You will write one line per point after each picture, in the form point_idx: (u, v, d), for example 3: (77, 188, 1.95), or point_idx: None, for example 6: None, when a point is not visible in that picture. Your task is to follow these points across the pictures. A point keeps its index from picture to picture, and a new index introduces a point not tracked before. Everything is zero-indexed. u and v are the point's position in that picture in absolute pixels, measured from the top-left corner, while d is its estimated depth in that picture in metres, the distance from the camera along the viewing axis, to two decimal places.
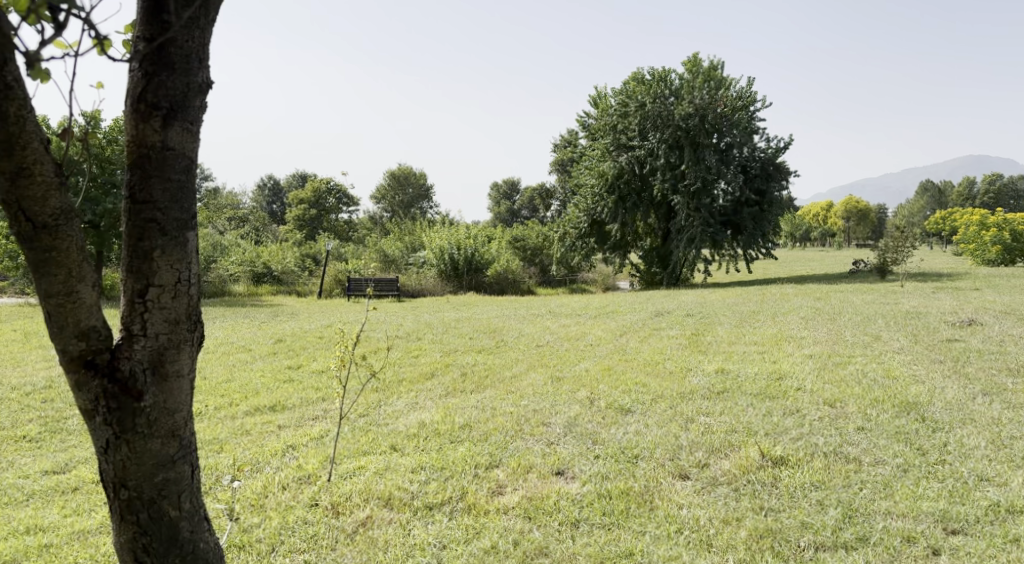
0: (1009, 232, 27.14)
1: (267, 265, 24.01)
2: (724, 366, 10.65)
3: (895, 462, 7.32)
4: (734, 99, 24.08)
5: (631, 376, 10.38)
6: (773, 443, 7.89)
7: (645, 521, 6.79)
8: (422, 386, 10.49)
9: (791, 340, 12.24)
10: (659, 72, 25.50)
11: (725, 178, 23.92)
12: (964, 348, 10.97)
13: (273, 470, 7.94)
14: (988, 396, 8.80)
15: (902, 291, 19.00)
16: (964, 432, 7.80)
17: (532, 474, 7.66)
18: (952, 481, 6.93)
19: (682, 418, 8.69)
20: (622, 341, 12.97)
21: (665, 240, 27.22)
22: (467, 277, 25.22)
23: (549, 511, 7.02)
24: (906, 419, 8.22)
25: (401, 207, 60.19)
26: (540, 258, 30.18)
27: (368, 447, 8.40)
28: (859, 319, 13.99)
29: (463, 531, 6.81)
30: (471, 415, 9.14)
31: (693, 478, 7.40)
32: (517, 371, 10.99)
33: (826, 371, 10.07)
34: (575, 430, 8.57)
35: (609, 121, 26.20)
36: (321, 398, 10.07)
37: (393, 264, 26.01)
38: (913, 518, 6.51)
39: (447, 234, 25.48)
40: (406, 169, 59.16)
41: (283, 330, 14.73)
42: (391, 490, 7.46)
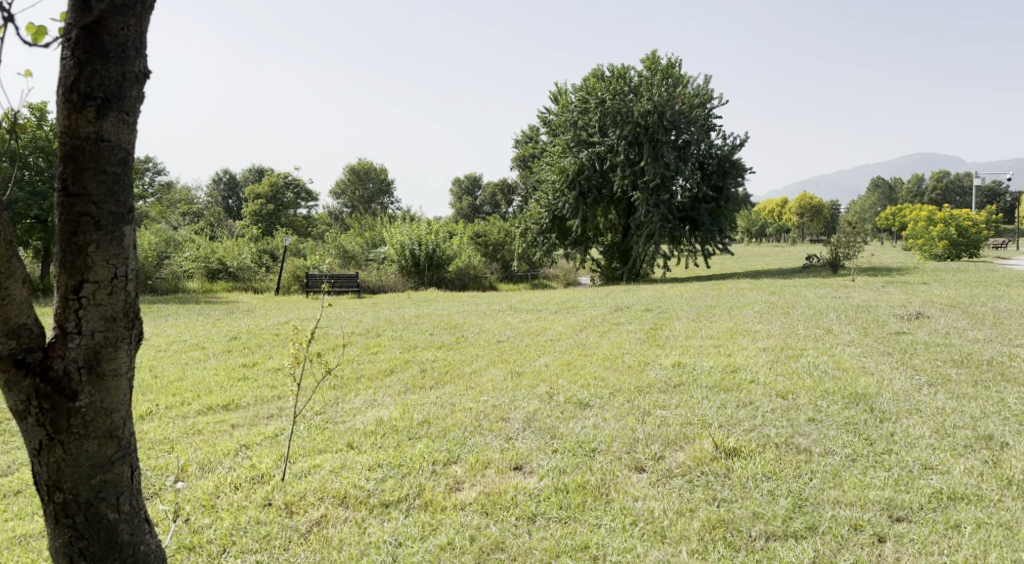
0: (956, 227, 27.88)
1: (223, 261, 23.60)
2: (681, 359, 10.74)
3: (843, 452, 7.47)
4: (691, 96, 24.33)
5: (590, 370, 10.43)
6: (727, 435, 7.98)
7: (600, 514, 6.82)
8: (381, 382, 10.40)
9: (746, 334, 12.41)
10: (619, 69, 25.48)
11: (683, 174, 24.34)
12: (911, 341, 11.24)
13: (225, 470, 7.81)
14: (934, 387, 9.02)
15: (853, 285, 19.40)
16: (911, 422, 7.98)
17: (490, 469, 7.65)
18: (897, 470, 7.09)
19: (639, 411, 8.75)
20: (582, 336, 13.00)
21: (625, 236, 27.48)
22: (428, 273, 25.11)
23: (506, 506, 7.02)
24: (856, 410, 8.38)
25: (362, 202, 59.61)
26: (501, 255, 29.68)
27: (324, 445, 8.30)
28: (812, 313, 14.24)
29: (419, 528, 6.78)
30: (431, 411, 9.09)
31: (649, 470, 7.46)
32: (477, 367, 10.96)
33: (779, 363, 10.23)
34: (533, 424, 8.58)
35: (569, 117, 25.99)
36: (276, 396, 9.91)
37: (352, 260, 25.76)
38: (860, 507, 6.65)
39: (407, 229, 25.28)
40: (366, 164, 58.56)
41: (238, 328, 14.47)
42: (347, 488, 7.39)
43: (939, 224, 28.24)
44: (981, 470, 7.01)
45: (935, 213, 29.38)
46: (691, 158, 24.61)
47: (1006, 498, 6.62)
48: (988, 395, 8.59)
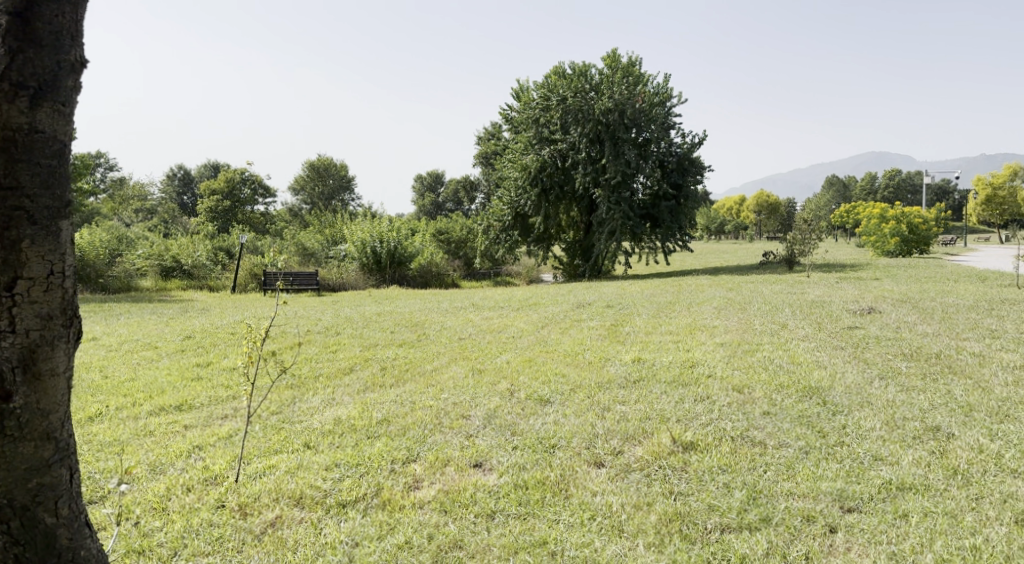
0: (907, 224, 28.52)
1: (177, 258, 23.20)
2: (640, 355, 10.82)
3: (797, 445, 7.58)
4: (651, 94, 24.51)
5: (551, 366, 10.45)
6: (685, 429, 8.05)
7: (559, 509, 6.84)
8: (340, 381, 10.28)
9: (704, 329, 12.58)
10: (580, 67, 25.55)
11: (644, 172, 24.57)
12: (863, 335, 11.47)
13: (177, 472, 7.66)
14: (884, 379, 9.21)
15: (808, 281, 19.73)
16: (862, 415, 8.13)
17: (449, 467, 7.61)
18: (849, 462, 7.22)
19: (599, 407, 8.77)
20: (544, 333, 13.01)
21: (587, 233, 27.62)
22: (389, 271, 24.95)
23: (466, 503, 7.00)
24: (809, 403, 8.52)
25: (322, 199, 58.91)
26: (465, 251, 29.65)
27: (280, 445, 8.16)
28: (768, 308, 14.48)
29: (376, 528, 6.72)
30: (390, 410, 9.00)
31: (608, 466, 7.48)
32: (438, 365, 10.90)
33: (736, 358, 10.36)
34: (493, 421, 8.55)
35: (531, 114, 25.88)
36: (230, 396, 9.73)
37: (312, 258, 25.47)
38: (813, 498, 6.76)
39: (368, 227, 25.03)
40: (326, 160, 57.91)
41: (192, 327, 14.21)
42: (303, 488, 7.30)
43: (890, 221, 28.84)
44: (929, 460, 7.16)
45: (886, 210, 30.00)
46: (652, 156, 24.86)
47: (952, 487, 6.78)
48: (935, 387, 8.79)
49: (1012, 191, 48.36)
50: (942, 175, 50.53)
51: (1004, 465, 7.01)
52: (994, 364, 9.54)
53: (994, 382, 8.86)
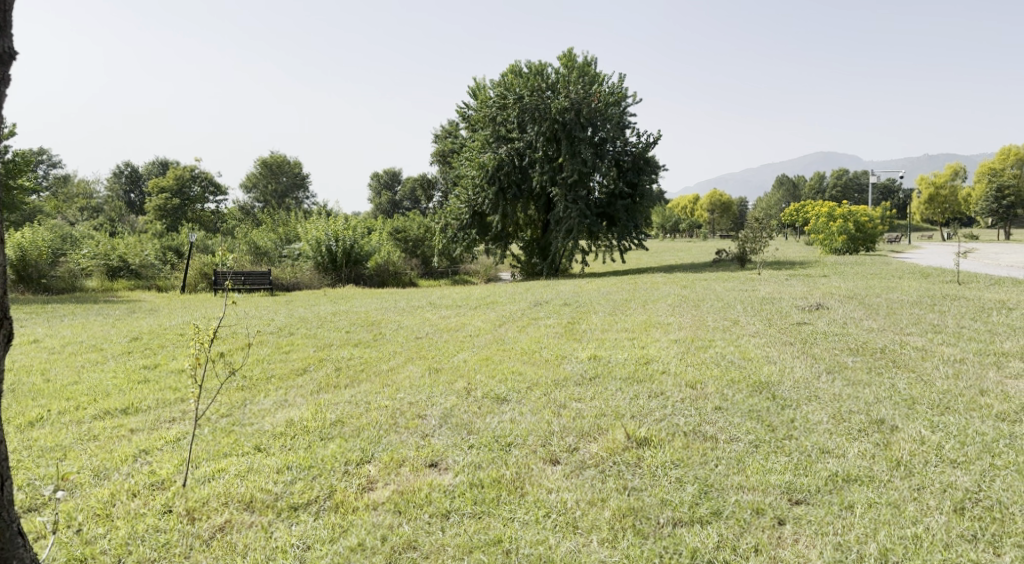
0: (854, 223, 29.23)
1: (124, 258, 22.61)
2: (596, 352, 10.87)
3: (747, 439, 7.68)
4: (607, 94, 24.66)
5: (508, 364, 10.43)
6: (639, 424, 8.08)
7: (514, 507, 6.90)
8: (292, 382, 10.11)
9: (659, 326, 12.72)
10: (536, 66, 25.57)
11: (600, 171, 24.74)
12: (811, 331, 11.69)
13: (122, 477, 7.50)
14: (831, 373, 9.41)
15: (759, 279, 20.08)
16: (810, 409, 8.27)
17: (404, 467, 7.54)
18: (797, 455, 7.34)
19: (556, 404, 8.77)
20: (501, 331, 12.98)
21: (544, 232, 27.68)
22: (345, 270, 24.67)
23: (420, 504, 7.01)
24: (759, 398, 8.65)
25: (275, 196, 58.02)
26: (422, 250, 29.30)
27: (230, 448, 8.00)
28: (721, 305, 14.71)
29: (329, 530, 6.76)
30: (344, 411, 8.85)
31: (562, 463, 7.50)
32: (394, 365, 10.79)
33: (690, 354, 10.47)
34: (450, 420, 8.46)
35: (488, 113, 25.72)
36: (178, 398, 9.49)
37: (265, 257, 25.07)
38: (762, 491, 6.89)
39: (323, 225, 24.67)
40: (279, 157, 56.96)
41: (140, 328, 13.88)
42: (253, 492, 7.21)
43: (838, 219, 29.49)
44: (873, 452, 7.33)
45: (834, 208, 30.64)
46: (607, 156, 25.05)
47: (895, 478, 6.95)
48: (880, 381, 8.99)
49: (953, 190, 49.86)
50: (886, 175, 51.82)
51: (944, 456, 7.21)
52: (936, 358, 9.79)
53: (936, 375, 9.10)
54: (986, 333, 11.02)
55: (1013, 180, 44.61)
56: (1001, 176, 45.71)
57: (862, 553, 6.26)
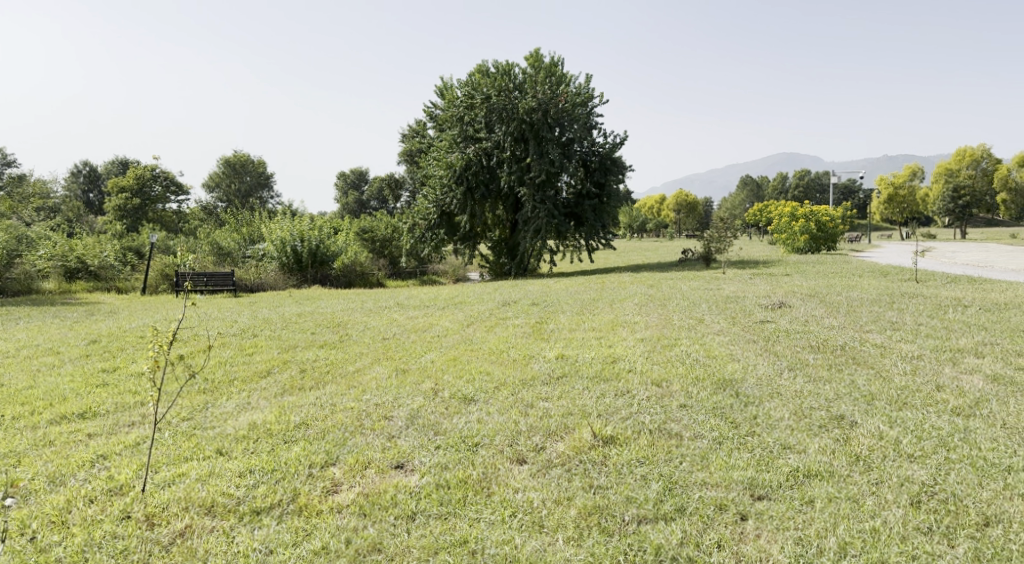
0: (816, 222, 29.68)
1: (82, 259, 22.15)
2: (564, 352, 10.89)
3: (711, 436, 7.75)
4: (574, 95, 24.76)
5: (475, 365, 10.40)
6: (605, 423, 8.10)
7: (480, 508, 6.91)
8: (256, 385, 9.97)
9: (625, 324, 12.78)
10: (504, 65, 25.55)
11: (567, 171, 24.81)
12: (774, 329, 11.84)
13: (78, 483, 7.37)
14: (794, 370, 9.53)
15: (723, 278, 20.26)
16: (772, 406, 8.36)
17: (369, 469, 7.48)
18: (759, 451, 7.43)
19: (523, 404, 8.75)
20: (469, 331, 12.93)
21: (512, 232, 27.66)
22: (311, 270, 24.43)
23: (386, 506, 6.98)
24: (723, 395, 8.72)
25: (239, 196, 57.21)
26: (390, 250, 29.22)
27: (190, 452, 7.86)
28: (686, 304, 14.83)
29: (292, 534, 6.73)
30: (309, 413, 8.71)
31: (529, 462, 7.49)
32: (361, 366, 10.70)
33: (656, 353, 10.53)
34: (416, 421, 8.38)
35: (455, 113, 25.62)
36: (138, 402, 9.30)
37: (228, 258, 24.74)
38: (725, 487, 6.97)
39: (288, 225, 24.40)
40: (243, 157, 56.25)
41: (98, 330, 13.59)
42: (215, 496, 7.13)
43: (801, 219, 29.92)
44: (833, 447, 7.43)
45: (797, 208, 31.06)
46: (574, 156, 25.15)
47: (854, 473, 7.06)
48: (840, 377, 9.13)
49: (911, 190, 50.87)
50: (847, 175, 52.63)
51: (902, 450, 7.33)
52: (895, 354, 9.97)
53: (894, 371, 9.27)
54: (942, 330, 11.24)
55: (968, 181, 45.68)
56: (956, 177, 46.78)
57: (822, 547, 6.36)
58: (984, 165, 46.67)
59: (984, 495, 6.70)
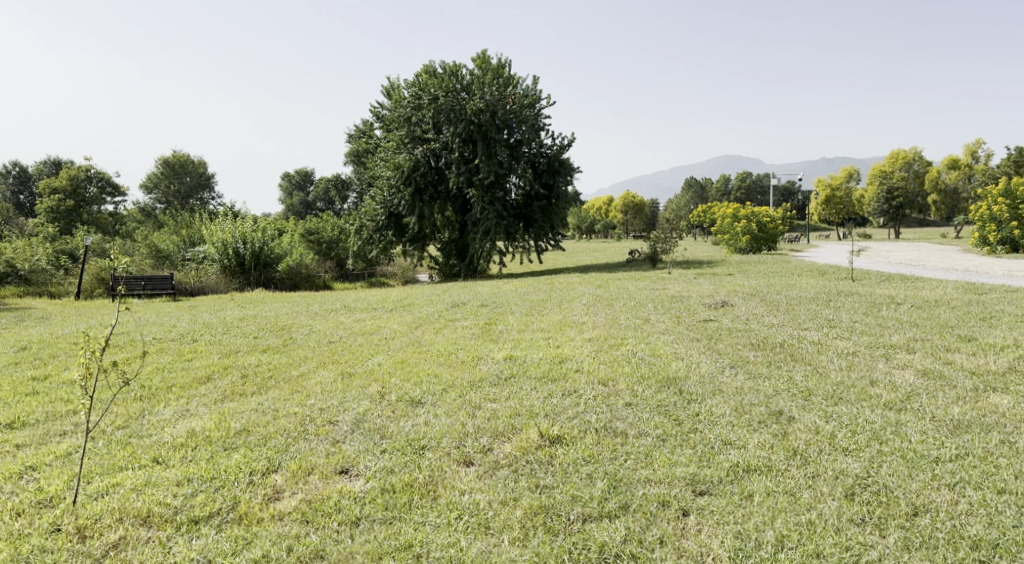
0: (756, 223, 30.25)
1: (12, 263, 21.37)
2: (512, 352, 10.88)
3: (655, 433, 7.82)
4: (522, 96, 24.86)
5: (423, 367, 10.31)
6: (551, 423, 8.10)
7: (426, 511, 6.85)
8: (195, 391, 9.71)
9: (573, 325, 12.83)
10: (450, 67, 25.44)
11: (515, 173, 24.84)
12: (716, 327, 12.02)
13: (5, 496, 7.11)
14: (735, 368, 9.69)
15: (669, 278, 20.50)
16: (714, 402, 8.48)
17: (313, 475, 7.35)
18: (701, 447, 7.53)
19: (471, 406, 8.70)
20: (417, 333, 12.83)
21: (462, 233, 27.52)
22: (255, 273, 23.97)
23: (329, 512, 6.89)
24: (667, 393, 8.82)
25: (178, 197, 55.83)
26: (337, 252, 29.00)
27: (126, 461, 7.62)
28: (633, 303, 14.99)
29: (231, 543, 6.63)
30: (250, 419, 8.49)
31: (476, 464, 7.45)
32: (305, 370, 10.52)
33: (603, 352, 10.60)
34: (362, 426, 8.25)
35: (402, 113, 25.40)
36: (70, 410, 8.98)
37: (167, 260, 24.15)
38: (668, 483, 7.05)
39: (230, 226, 23.87)
40: (183, 156, 55.01)
41: (29, 337, 13.10)
42: (150, 506, 6.96)
43: (742, 220, 30.48)
44: (772, 442, 7.57)
45: (739, 209, 31.61)
46: (523, 157, 25.22)
47: (792, 467, 7.20)
48: (779, 374, 9.33)
49: (848, 191, 52.29)
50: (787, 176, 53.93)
51: (837, 444, 7.51)
52: (831, 351, 10.22)
53: (830, 367, 9.51)
54: (877, 327, 11.57)
55: (901, 183, 47.13)
56: (890, 178, 48.23)
57: (760, 540, 6.48)
58: (916, 167, 48.23)
59: (913, 486, 6.90)
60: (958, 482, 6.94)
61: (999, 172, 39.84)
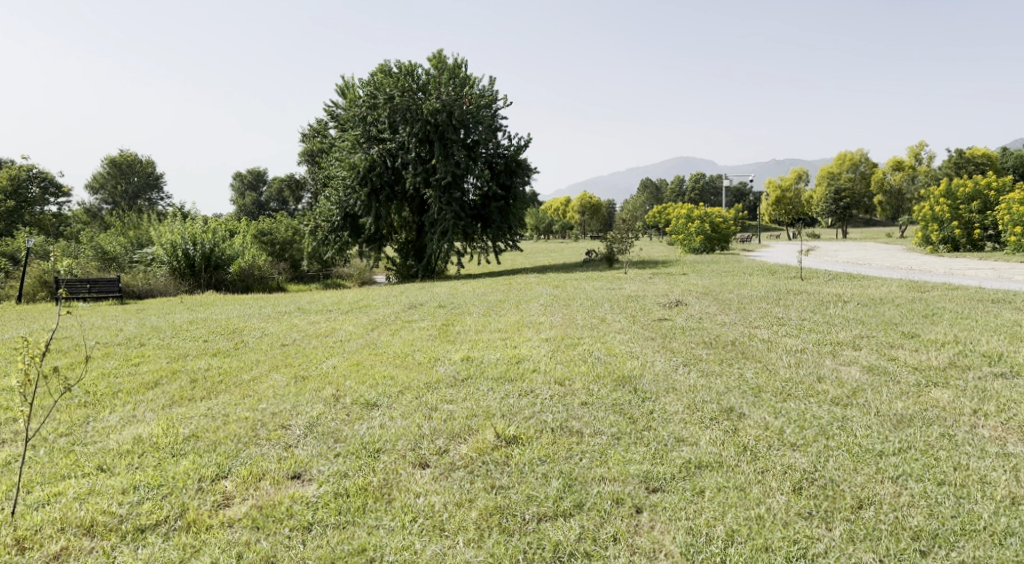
0: (709, 224, 30.65)
1: None
2: (469, 353, 10.85)
3: (610, 432, 7.86)
4: (479, 96, 24.88)
5: (380, 369, 10.21)
6: (508, 423, 8.09)
7: (380, 515, 6.79)
8: (142, 397, 9.48)
9: (530, 325, 12.84)
10: (406, 66, 25.28)
11: (473, 173, 24.79)
12: (671, 326, 12.13)
13: None
14: (688, 365, 9.80)
15: (624, 277, 20.63)
16: (668, 400, 8.56)
17: (264, 481, 7.23)
18: (654, 444, 7.59)
19: (427, 408, 8.63)
20: (373, 335, 12.70)
21: (419, 233, 27.36)
22: (205, 275, 23.50)
23: (280, 518, 6.78)
24: (622, 392, 8.87)
25: (125, 197, 54.43)
26: (290, 253, 28.58)
27: (68, 470, 7.40)
28: (589, 303, 15.05)
29: (179, 551, 6.50)
30: (199, 424, 8.32)
31: (432, 466, 7.41)
32: (257, 374, 10.33)
33: (559, 352, 10.62)
34: (315, 429, 8.14)
35: (357, 113, 25.13)
36: (9, 418, 8.69)
37: (114, 262, 23.55)
38: (621, 481, 7.09)
39: (179, 227, 23.38)
40: (130, 156, 53.69)
41: None
42: (94, 515, 6.78)
43: (696, 221, 30.83)
44: (722, 439, 7.67)
45: (693, 210, 31.96)
46: (480, 157, 25.20)
47: (742, 463, 7.31)
48: (731, 371, 9.45)
49: (797, 192, 53.34)
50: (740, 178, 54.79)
51: (785, 440, 7.64)
52: (780, 348, 10.40)
53: (780, 364, 9.68)
54: (824, 325, 11.81)
55: (848, 184, 48.24)
56: (838, 179, 49.34)
57: (711, 535, 6.56)
58: (862, 168, 49.45)
59: (858, 479, 7.06)
60: (901, 475, 7.11)
61: (942, 173, 41.04)
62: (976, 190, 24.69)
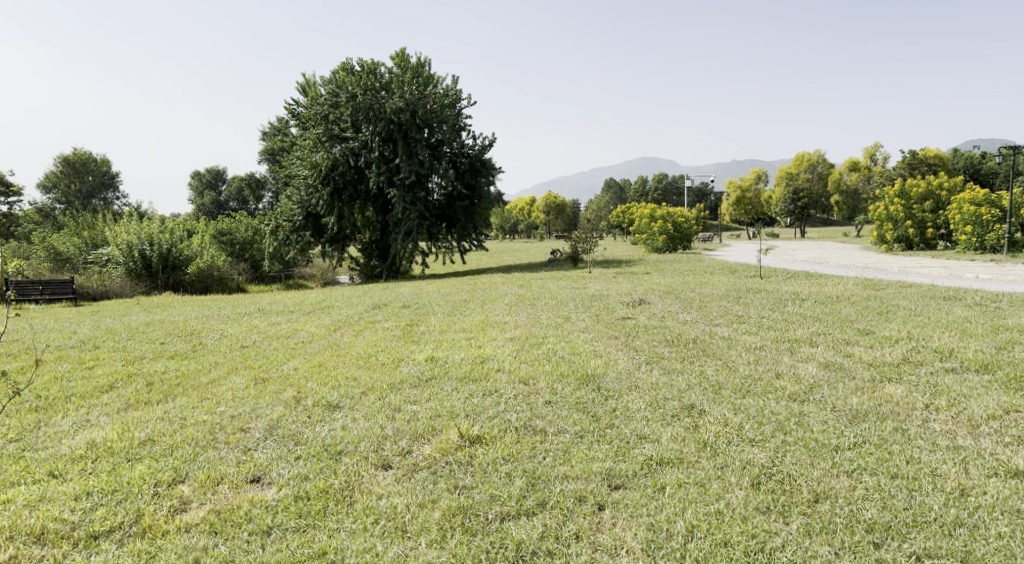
0: (672, 223, 30.88)
1: None
2: (433, 353, 10.79)
3: (573, 430, 7.87)
4: (442, 95, 24.81)
5: (342, 370, 10.12)
6: (472, 423, 8.05)
7: (341, 517, 6.72)
8: (96, 400, 9.26)
9: (494, 324, 12.82)
10: (368, 64, 25.06)
11: (437, 172, 24.71)
12: (634, 325, 12.20)
13: None
14: (650, 364, 9.86)
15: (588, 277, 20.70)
16: (630, 398, 8.60)
17: (222, 484, 7.11)
18: (617, 442, 7.63)
19: (390, 408, 8.56)
20: (335, 336, 12.57)
21: (382, 233, 27.19)
22: (163, 276, 23.08)
23: (239, 522, 6.67)
24: (585, 390, 8.88)
25: (79, 197, 53.23)
26: (250, 253, 28.11)
27: (18, 476, 7.20)
28: (554, 303, 15.05)
29: (134, 557, 6.37)
30: (156, 428, 8.15)
31: (395, 467, 7.35)
32: (215, 376, 10.16)
33: (523, 351, 10.61)
34: (276, 432, 8.02)
35: (319, 111, 24.75)
36: None
37: (67, 263, 23.00)
38: (584, 479, 7.11)
39: (135, 227, 22.92)
40: (84, 154, 52.57)
41: None
42: (45, 523, 6.61)
43: (659, 220, 31.06)
44: (683, 435, 7.74)
45: (656, 210, 32.19)
46: (444, 157, 25.14)
47: (703, 458, 7.38)
48: (692, 369, 9.53)
49: (757, 192, 54.08)
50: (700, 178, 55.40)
51: (745, 436, 7.73)
52: (740, 346, 10.51)
53: (740, 361, 9.79)
54: (782, 322, 11.98)
55: (806, 184, 49.02)
56: (796, 180, 50.13)
57: (671, 531, 6.60)
58: (819, 169, 50.27)
59: (816, 474, 7.16)
60: (856, 469, 7.23)
61: (896, 174, 41.90)
62: (929, 191, 25.17)
